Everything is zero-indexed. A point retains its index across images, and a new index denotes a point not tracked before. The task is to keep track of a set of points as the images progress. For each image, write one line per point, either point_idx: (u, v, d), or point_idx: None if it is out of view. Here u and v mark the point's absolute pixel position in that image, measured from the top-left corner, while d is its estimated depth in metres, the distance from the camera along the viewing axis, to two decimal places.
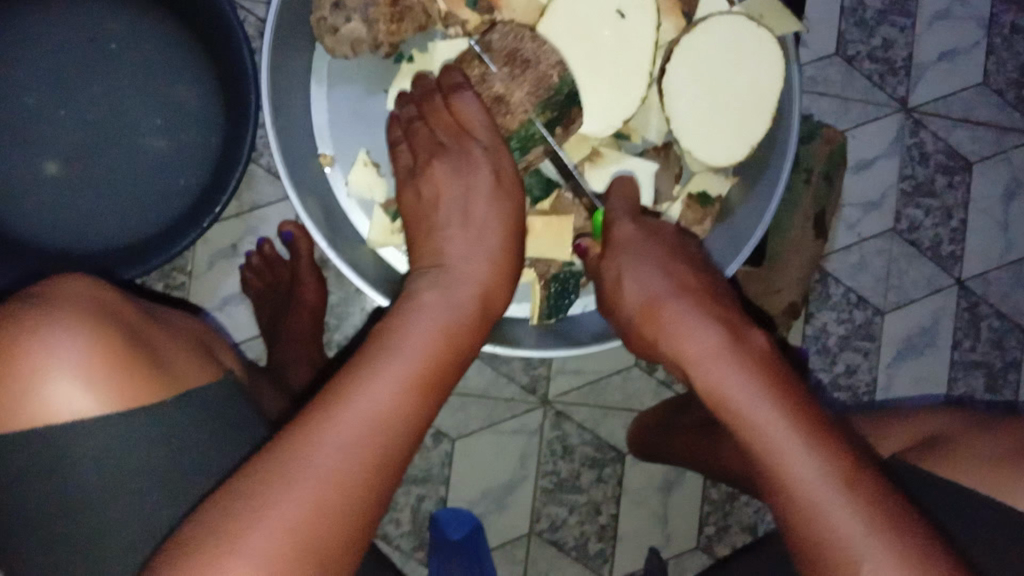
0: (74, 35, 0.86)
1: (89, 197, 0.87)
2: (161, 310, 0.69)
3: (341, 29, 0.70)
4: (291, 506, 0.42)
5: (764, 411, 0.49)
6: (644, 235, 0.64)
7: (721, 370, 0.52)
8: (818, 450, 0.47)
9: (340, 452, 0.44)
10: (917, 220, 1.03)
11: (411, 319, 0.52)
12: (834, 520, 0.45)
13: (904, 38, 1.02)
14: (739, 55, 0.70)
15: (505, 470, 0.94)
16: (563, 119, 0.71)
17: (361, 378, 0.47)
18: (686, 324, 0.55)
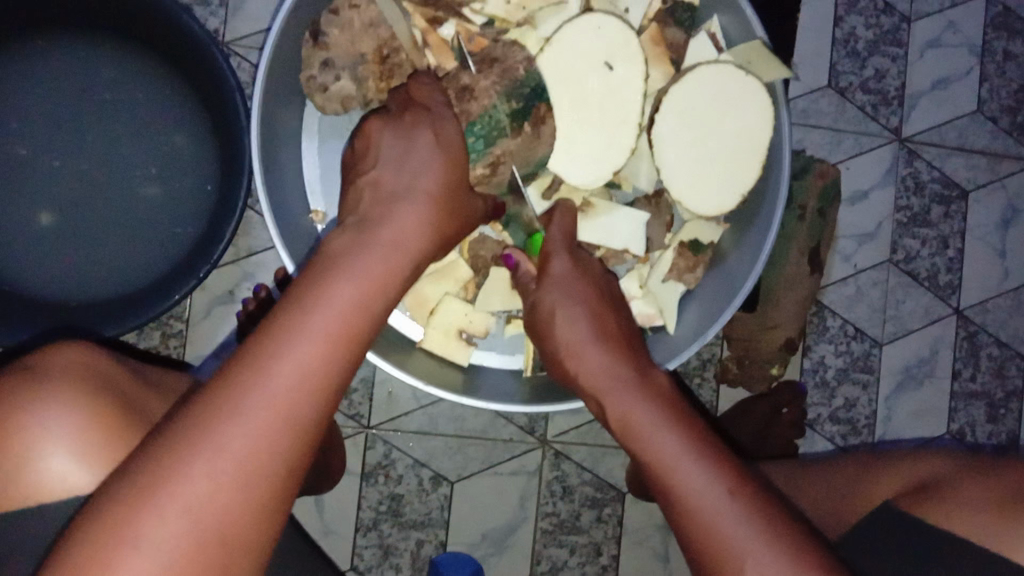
0: (66, 87, 0.87)
1: (83, 246, 0.87)
2: (152, 370, 0.68)
3: (331, 86, 0.70)
4: (198, 490, 0.42)
5: (665, 439, 0.52)
6: (576, 270, 0.66)
7: (632, 408, 0.55)
8: (713, 472, 0.49)
9: (241, 438, 0.43)
10: (913, 250, 1.02)
11: (333, 275, 0.50)
12: (728, 536, 0.46)
13: (896, 68, 1.01)
14: (727, 103, 0.70)
15: (505, 513, 0.93)
16: (530, 112, 0.69)
17: (276, 342, 0.46)
18: (595, 365, 0.59)
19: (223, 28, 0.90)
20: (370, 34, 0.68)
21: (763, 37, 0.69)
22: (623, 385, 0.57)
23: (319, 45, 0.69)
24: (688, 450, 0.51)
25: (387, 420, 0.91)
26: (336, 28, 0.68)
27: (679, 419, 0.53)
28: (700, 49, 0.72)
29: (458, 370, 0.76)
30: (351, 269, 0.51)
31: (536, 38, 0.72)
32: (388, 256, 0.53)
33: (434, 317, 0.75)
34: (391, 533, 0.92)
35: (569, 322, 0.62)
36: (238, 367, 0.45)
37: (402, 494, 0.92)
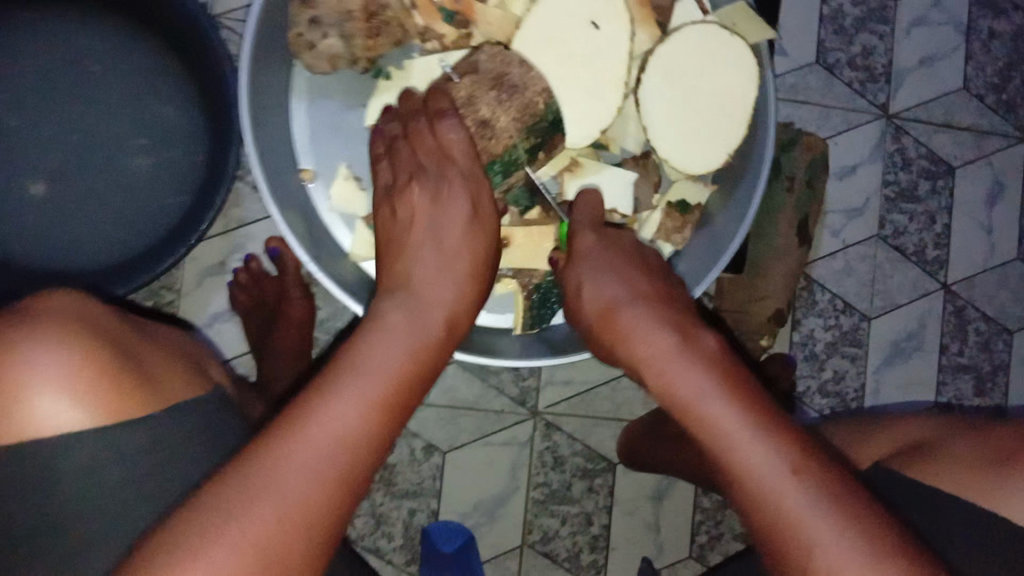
0: (58, 56, 0.87)
1: (77, 216, 0.88)
2: (144, 322, 0.69)
3: (319, 45, 0.70)
4: (258, 518, 0.43)
5: (722, 407, 0.50)
6: (605, 248, 0.67)
7: (681, 375, 0.53)
8: (777, 441, 0.48)
9: (303, 468, 0.45)
10: (901, 225, 1.04)
11: (382, 336, 0.53)
12: (798, 509, 0.45)
13: (883, 45, 1.03)
14: (712, 63, 0.71)
15: (497, 483, 0.94)
16: (544, 146, 0.72)
17: (332, 393, 0.48)
18: (640, 333, 0.57)
19: (215, 1, 0.91)
20: None
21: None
22: (674, 352, 0.55)
23: (306, 3, 0.68)
24: (749, 428, 0.48)
25: None
26: None
27: (737, 384, 0.52)
28: (686, 11, 0.73)
29: None
30: (387, 329, 0.54)
31: (523, 0, 0.73)
32: (437, 315, 0.57)
33: None
34: (383, 502, 0.92)
35: (606, 296, 0.61)
36: (302, 405, 0.47)
37: (394, 464, 0.93)
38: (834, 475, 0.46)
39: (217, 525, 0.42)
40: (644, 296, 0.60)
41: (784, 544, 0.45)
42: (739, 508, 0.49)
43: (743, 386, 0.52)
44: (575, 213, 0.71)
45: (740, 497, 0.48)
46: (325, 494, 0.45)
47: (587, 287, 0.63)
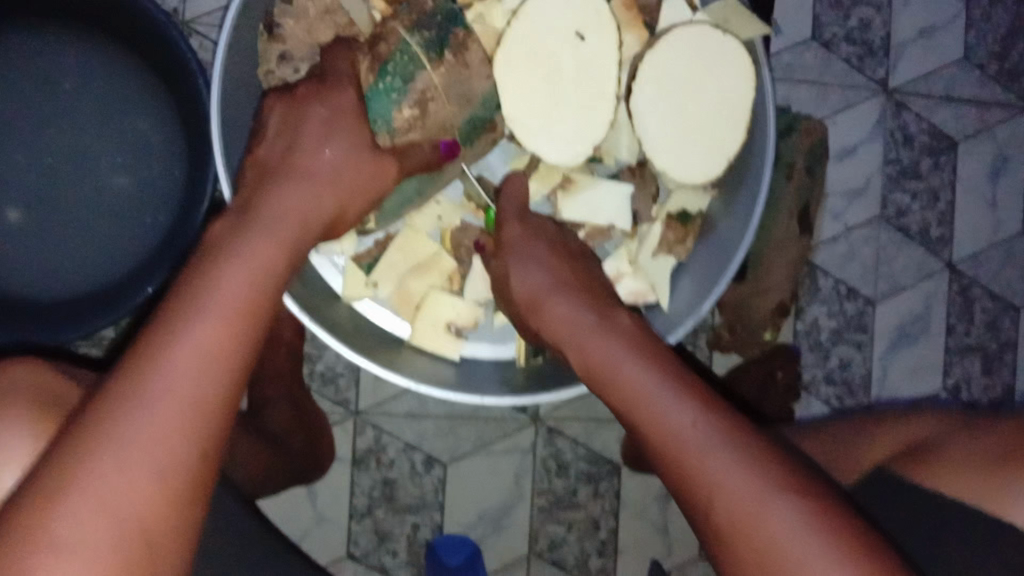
0: (22, 76, 0.83)
1: (56, 243, 0.84)
2: (100, 377, 0.66)
3: (293, 79, 0.69)
4: (136, 446, 0.40)
5: (638, 373, 0.53)
6: (531, 233, 0.66)
7: (603, 348, 0.56)
8: (688, 405, 0.50)
9: (174, 395, 0.42)
10: (903, 205, 1.01)
11: (222, 262, 0.48)
12: (709, 458, 0.47)
13: (881, 17, 0.99)
14: (704, 64, 0.68)
15: (501, 492, 0.92)
16: (446, 40, 0.66)
17: (172, 325, 0.44)
18: (562, 315, 0.60)
19: (185, 7, 0.86)
20: (326, 22, 0.68)
21: None
22: (598, 338, 0.57)
23: (275, 37, 0.68)
24: (667, 386, 0.51)
25: (376, 404, 0.90)
26: (290, 18, 0.67)
27: (654, 363, 0.54)
28: (673, 11, 0.70)
29: (450, 364, 0.75)
30: (244, 251, 0.49)
31: (501, 12, 0.70)
32: (281, 228, 0.53)
33: (421, 312, 0.75)
34: (386, 518, 0.91)
35: (532, 289, 0.62)
36: (141, 348, 0.43)
37: (395, 479, 0.91)
38: (737, 429, 0.49)
39: (59, 491, 0.39)
40: (563, 282, 0.62)
41: (698, 492, 0.47)
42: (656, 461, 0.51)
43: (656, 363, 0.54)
44: (501, 204, 0.69)
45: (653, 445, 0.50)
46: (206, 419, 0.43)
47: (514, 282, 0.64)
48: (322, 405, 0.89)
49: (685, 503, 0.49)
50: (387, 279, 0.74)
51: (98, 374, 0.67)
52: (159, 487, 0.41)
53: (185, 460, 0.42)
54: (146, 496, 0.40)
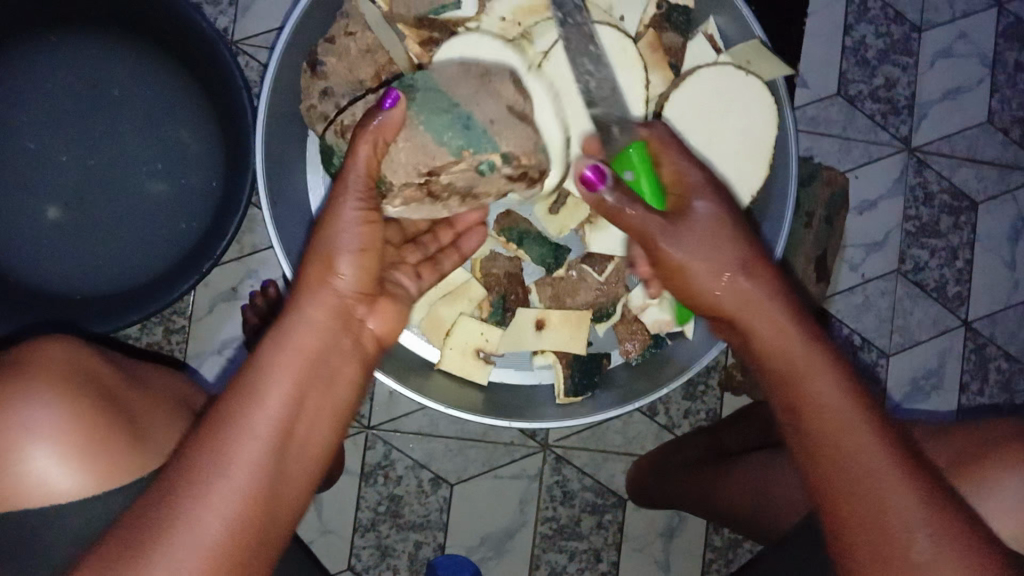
0: (72, 80, 0.86)
1: (86, 243, 0.86)
2: (141, 370, 0.70)
3: (331, 114, 0.67)
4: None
5: (833, 393, 0.49)
6: (722, 214, 0.57)
7: (798, 353, 0.52)
8: (882, 435, 0.48)
9: (209, 534, 0.42)
10: (921, 261, 1.02)
11: (273, 355, 0.49)
12: (902, 496, 0.45)
13: (906, 77, 1.01)
14: (728, 105, 0.69)
15: (505, 515, 0.93)
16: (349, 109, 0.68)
17: (208, 452, 0.44)
18: (765, 311, 0.54)
19: (234, 27, 0.90)
20: (367, 61, 0.67)
21: (761, 36, 0.68)
22: (803, 348, 0.52)
23: (317, 75, 0.67)
24: (855, 411, 0.48)
25: (388, 421, 0.91)
26: (333, 57, 0.67)
27: (837, 376, 0.50)
28: (700, 51, 0.71)
29: (477, 391, 0.72)
30: (271, 360, 0.49)
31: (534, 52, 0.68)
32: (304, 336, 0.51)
33: (450, 337, 0.71)
34: (390, 534, 0.91)
35: (725, 294, 0.56)
36: (175, 496, 0.43)
37: (401, 495, 0.91)
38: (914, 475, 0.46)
39: None
40: (753, 264, 0.56)
41: (876, 536, 0.45)
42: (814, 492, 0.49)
43: (833, 357, 0.52)
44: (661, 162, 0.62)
45: (823, 475, 0.48)
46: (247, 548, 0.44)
47: (694, 262, 0.56)
48: None
49: (840, 545, 0.47)
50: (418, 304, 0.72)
51: (139, 369, 0.70)
52: None
53: None
54: None
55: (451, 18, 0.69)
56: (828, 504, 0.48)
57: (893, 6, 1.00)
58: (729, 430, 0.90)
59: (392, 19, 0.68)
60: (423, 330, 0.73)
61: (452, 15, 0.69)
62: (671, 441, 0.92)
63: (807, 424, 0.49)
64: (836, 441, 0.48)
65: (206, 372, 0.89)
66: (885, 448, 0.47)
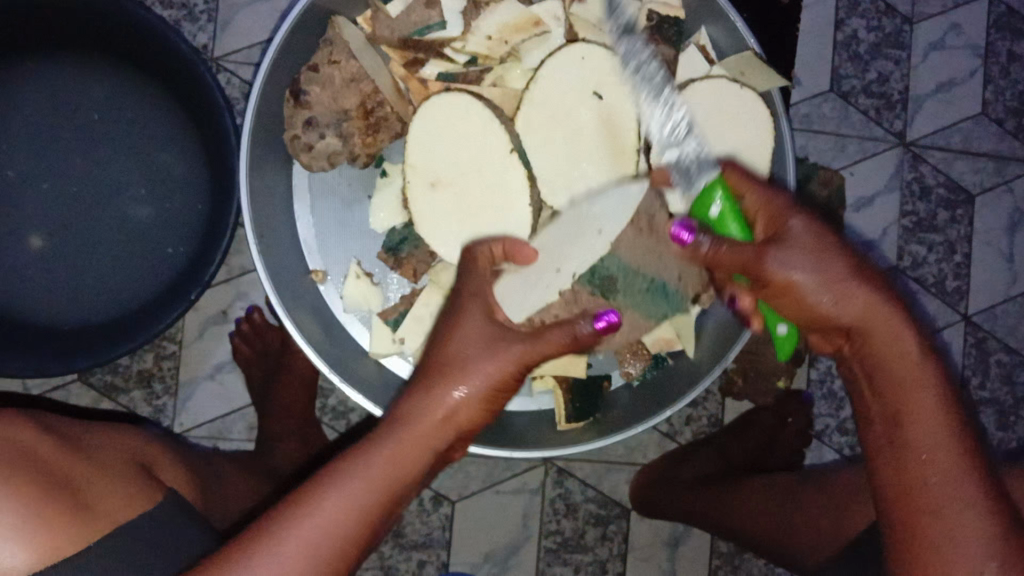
0: (50, 106, 0.84)
1: (72, 272, 0.84)
2: (80, 435, 0.61)
3: (317, 145, 0.66)
4: None
5: (970, 500, 0.47)
6: (818, 234, 0.53)
7: (936, 440, 0.48)
8: (970, 461, 0.48)
9: None
10: (919, 257, 1.01)
11: (367, 447, 0.49)
12: (964, 523, 0.47)
13: (899, 71, 1.00)
14: (724, 119, 0.67)
15: (508, 530, 0.92)
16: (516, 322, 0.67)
17: (277, 536, 0.45)
18: (895, 366, 0.51)
19: (214, 44, 0.88)
20: (352, 89, 0.65)
21: (755, 48, 0.66)
22: (913, 362, 0.50)
23: (301, 104, 0.65)
24: (987, 530, 0.46)
25: None
26: (316, 86, 0.65)
27: (947, 408, 0.49)
28: (693, 62, 0.69)
29: None
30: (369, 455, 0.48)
31: (522, 71, 0.68)
32: (389, 457, 0.48)
33: None
34: (392, 554, 0.90)
35: (836, 306, 0.52)
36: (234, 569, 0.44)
37: (402, 514, 0.90)
38: None
39: None
40: (860, 270, 0.52)
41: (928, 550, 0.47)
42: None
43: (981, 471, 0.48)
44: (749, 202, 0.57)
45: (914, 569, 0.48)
46: None
47: (799, 282, 0.52)
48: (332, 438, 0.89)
49: None
50: (411, 332, 0.70)
51: (77, 433, 0.62)
52: None
53: None
54: None
55: (435, 38, 0.68)
56: None
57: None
58: (732, 439, 0.89)
59: (376, 42, 0.68)
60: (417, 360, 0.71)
61: (437, 35, 0.68)
62: (676, 450, 0.91)
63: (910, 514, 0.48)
64: (924, 455, 0.48)
65: (199, 399, 0.88)
66: (963, 472, 0.48)
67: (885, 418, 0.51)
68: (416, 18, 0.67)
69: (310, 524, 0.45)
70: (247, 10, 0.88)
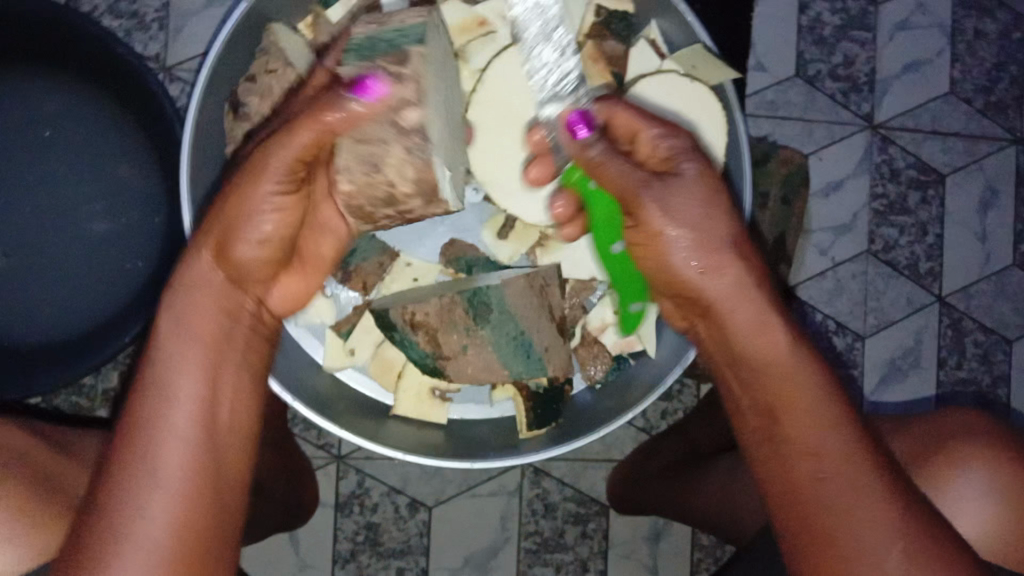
0: (1, 122, 0.82)
1: (30, 291, 0.82)
2: (72, 439, 0.68)
3: None
4: (168, 477, 0.47)
5: (826, 417, 0.51)
6: (704, 183, 0.55)
7: (800, 381, 0.52)
8: (833, 401, 0.52)
9: (179, 442, 0.48)
10: (891, 240, 1.00)
11: (164, 316, 0.53)
12: (838, 446, 0.50)
13: (865, 53, 0.99)
14: (675, 112, 0.66)
15: (487, 533, 0.91)
16: (407, 331, 0.63)
17: (167, 389, 0.50)
18: (748, 318, 0.54)
19: (167, 54, 0.86)
20: (291, 99, 0.63)
21: (704, 40, 0.65)
22: (770, 325, 0.54)
23: (240, 117, 0.63)
24: (845, 440, 0.50)
25: (358, 448, 0.89)
26: (254, 96, 0.63)
27: (809, 375, 0.52)
28: (643, 56, 0.68)
29: (438, 430, 0.69)
30: (174, 327, 0.52)
31: (469, 71, 0.67)
32: (195, 316, 0.52)
33: (402, 380, 0.68)
34: (370, 563, 0.89)
35: (705, 281, 0.54)
36: (143, 420, 0.49)
37: (379, 522, 0.89)
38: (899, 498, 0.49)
39: (124, 503, 0.46)
40: (739, 246, 0.55)
41: (813, 503, 0.49)
42: (774, 499, 0.52)
43: (837, 398, 0.52)
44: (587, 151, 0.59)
45: (784, 490, 0.51)
46: (211, 460, 0.49)
47: (678, 233, 0.54)
48: (304, 448, 0.88)
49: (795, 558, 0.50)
50: (364, 344, 0.70)
51: (70, 445, 0.67)
52: (204, 512, 0.48)
53: (215, 515, 0.49)
54: (200, 513, 0.48)
55: None
56: (788, 527, 0.51)
57: None
58: (695, 421, 0.89)
59: (320, 48, 0.67)
60: (374, 375, 0.70)
61: None
62: (649, 442, 0.90)
63: (782, 444, 0.51)
64: (811, 447, 0.50)
65: None
66: (844, 431, 0.50)
67: (755, 404, 0.54)
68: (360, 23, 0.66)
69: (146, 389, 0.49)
70: (199, 18, 0.86)
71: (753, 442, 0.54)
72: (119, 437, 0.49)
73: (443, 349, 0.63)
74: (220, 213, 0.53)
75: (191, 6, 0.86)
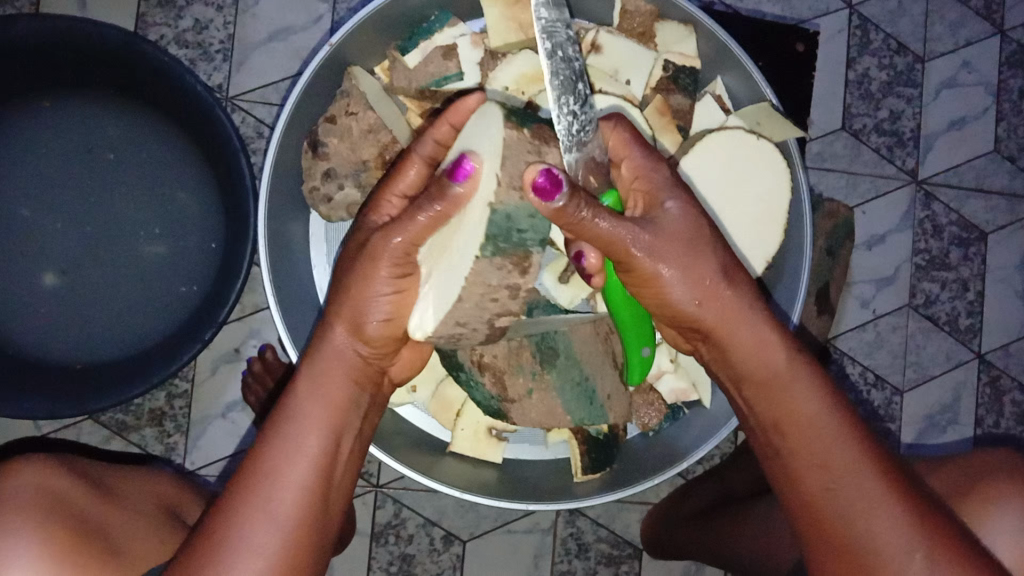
0: (67, 145, 0.84)
1: (84, 310, 0.84)
2: (107, 479, 0.67)
3: (335, 196, 0.67)
4: (276, 525, 0.50)
5: (832, 430, 0.52)
6: (690, 221, 0.55)
7: (803, 398, 0.53)
8: (834, 415, 0.53)
9: (290, 495, 0.51)
10: (932, 294, 1.00)
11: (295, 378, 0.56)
12: (845, 456, 0.51)
13: (911, 109, 1.00)
14: (743, 164, 0.68)
15: (520, 570, 0.91)
16: (473, 374, 0.63)
17: (288, 442, 0.52)
18: (749, 338, 0.55)
19: (229, 84, 0.88)
20: (369, 141, 0.66)
21: (772, 98, 0.68)
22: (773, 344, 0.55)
23: (319, 156, 0.66)
24: (853, 450, 0.51)
25: (397, 479, 0.89)
26: (334, 137, 0.66)
27: (812, 392, 0.54)
28: (708, 110, 0.71)
29: (493, 469, 0.71)
30: (303, 388, 0.55)
31: None
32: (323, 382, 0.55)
33: (461, 418, 0.70)
34: None
35: (699, 308, 0.55)
36: (260, 470, 0.51)
37: (414, 554, 0.90)
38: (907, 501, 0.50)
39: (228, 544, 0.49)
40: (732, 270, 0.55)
41: (825, 513, 0.51)
42: (791, 512, 0.53)
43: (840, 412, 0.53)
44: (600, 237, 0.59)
45: (799, 502, 0.53)
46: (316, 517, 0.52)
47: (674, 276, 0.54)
48: None
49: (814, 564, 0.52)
50: (425, 382, 0.71)
51: (104, 479, 0.68)
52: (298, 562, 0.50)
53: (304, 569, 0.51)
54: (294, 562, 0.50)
55: (452, 88, 0.68)
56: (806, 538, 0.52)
57: (895, 38, 0.99)
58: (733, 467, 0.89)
59: (395, 92, 0.70)
60: (433, 412, 0.71)
61: (453, 85, 0.68)
62: (685, 486, 0.90)
63: (790, 460, 0.53)
64: (820, 459, 0.51)
65: (211, 436, 0.88)
66: (852, 442, 0.52)
67: (767, 422, 0.55)
68: (434, 68, 0.68)
69: (274, 443, 0.52)
70: (262, 50, 0.88)
71: (767, 459, 0.55)
72: (236, 479, 0.52)
73: (508, 392, 0.63)
74: (345, 296, 0.55)
75: (256, 38, 0.88)
